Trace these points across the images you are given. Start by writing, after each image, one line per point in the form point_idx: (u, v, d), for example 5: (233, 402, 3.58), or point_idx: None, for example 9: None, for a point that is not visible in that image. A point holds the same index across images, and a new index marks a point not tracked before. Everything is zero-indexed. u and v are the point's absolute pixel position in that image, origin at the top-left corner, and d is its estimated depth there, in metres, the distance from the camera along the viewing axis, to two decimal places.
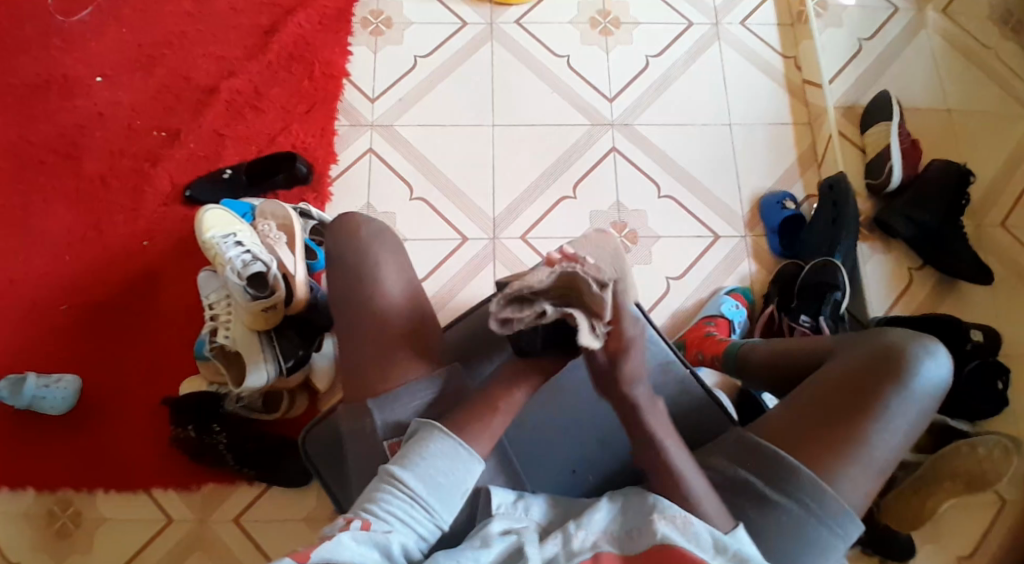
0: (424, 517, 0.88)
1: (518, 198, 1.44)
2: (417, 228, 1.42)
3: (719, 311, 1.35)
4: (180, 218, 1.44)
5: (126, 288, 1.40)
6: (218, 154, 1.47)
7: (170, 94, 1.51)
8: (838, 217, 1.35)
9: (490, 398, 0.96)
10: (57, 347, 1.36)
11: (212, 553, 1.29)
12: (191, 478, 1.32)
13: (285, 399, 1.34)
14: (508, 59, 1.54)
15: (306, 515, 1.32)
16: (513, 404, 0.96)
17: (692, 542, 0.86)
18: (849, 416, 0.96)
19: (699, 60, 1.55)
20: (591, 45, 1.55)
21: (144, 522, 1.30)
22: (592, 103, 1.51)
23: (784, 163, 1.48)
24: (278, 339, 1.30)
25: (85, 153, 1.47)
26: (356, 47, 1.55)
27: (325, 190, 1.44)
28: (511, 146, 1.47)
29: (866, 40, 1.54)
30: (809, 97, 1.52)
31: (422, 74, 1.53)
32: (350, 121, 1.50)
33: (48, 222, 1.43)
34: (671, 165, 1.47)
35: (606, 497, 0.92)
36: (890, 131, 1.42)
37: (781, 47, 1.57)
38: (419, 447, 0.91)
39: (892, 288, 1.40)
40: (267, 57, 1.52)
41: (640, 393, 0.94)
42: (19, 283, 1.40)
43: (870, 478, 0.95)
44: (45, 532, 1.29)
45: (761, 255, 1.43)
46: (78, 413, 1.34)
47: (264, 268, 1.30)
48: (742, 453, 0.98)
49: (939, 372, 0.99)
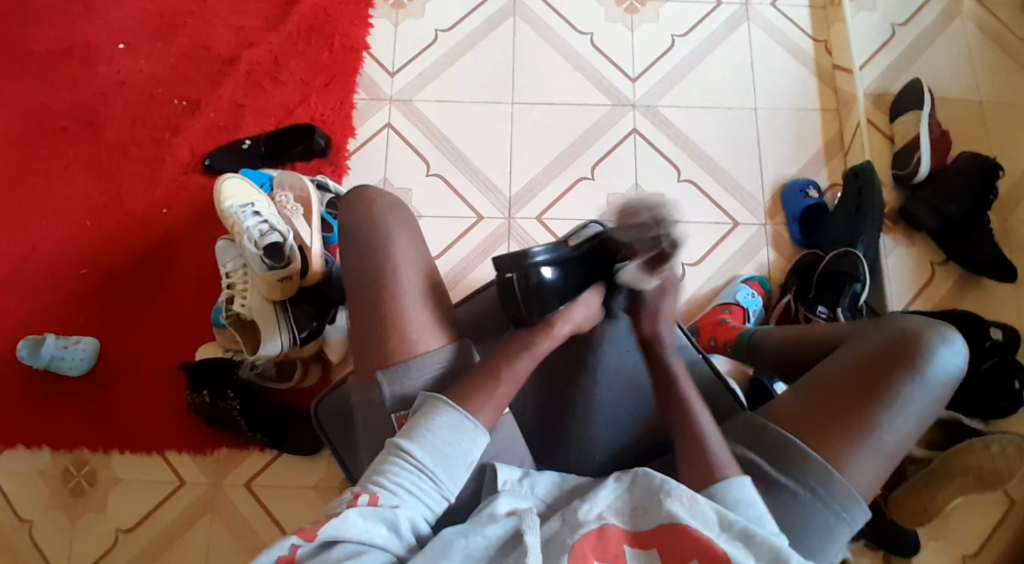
0: (431, 489, 0.89)
1: (535, 176, 1.43)
2: (433, 204, 1.42)
3: (735, 299, 1.33)
4: (198, 187, 1.44)
5: (144, 255, 1.41)
6: (237, 124, 1.47)
7: (192, 62, 1.51)
8: (861, 206, 1.32)
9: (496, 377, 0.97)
10: (76, 312, 1.39)
11: (223, 516, 1.31)
12: (205, 443, 1.34)
13: (297, 368, 1.36)
14: (531, 34, 1.52)
15: (316, 484, 1.33)
16: (516, 373, 0.96)
17: (698, 520, 0.85)
18: (859, 401, 0.95)
19: (725, 42, 1.51)
20: (616, 23, 1.53)
21: (156, 484, 1.33)
22: (613, 83, 1.49)
23: (808, 151, 1.45)
24: (292, 310, 1.31)
25: (107, 121, 1.48)
26: (377, 20, 1.54)
27: (342, 163, 1.44)
28: (530, 123, 1.46)
29: (899, 26, 1.50)
30: (839, 83, 1.48)
31: (443, 49, 1.51)
32: (369, 94, 1.49)
33: (70, 188, 1.45)
34: (692, 149, 1.45)
35: (614, 474, 0.91)
36: (921, 120, 1.38)
37: (811, 30, 1.52)
38: (426, 417, 0.91)
39: (914, 281, 1.37)
40: (287, 28, 1.51)
41: (663, 333, 1.03)
42: (40, 247, 1.42)
43: (880, 464, 0.94)
44: (60, 490, 1.32)
45: (781, 243, 1.41)
46: (94, 376, 1.36)
47: (280, 238, 1.30)
48: (750, 436, 0.98)
49: (956, 360, 0.97)
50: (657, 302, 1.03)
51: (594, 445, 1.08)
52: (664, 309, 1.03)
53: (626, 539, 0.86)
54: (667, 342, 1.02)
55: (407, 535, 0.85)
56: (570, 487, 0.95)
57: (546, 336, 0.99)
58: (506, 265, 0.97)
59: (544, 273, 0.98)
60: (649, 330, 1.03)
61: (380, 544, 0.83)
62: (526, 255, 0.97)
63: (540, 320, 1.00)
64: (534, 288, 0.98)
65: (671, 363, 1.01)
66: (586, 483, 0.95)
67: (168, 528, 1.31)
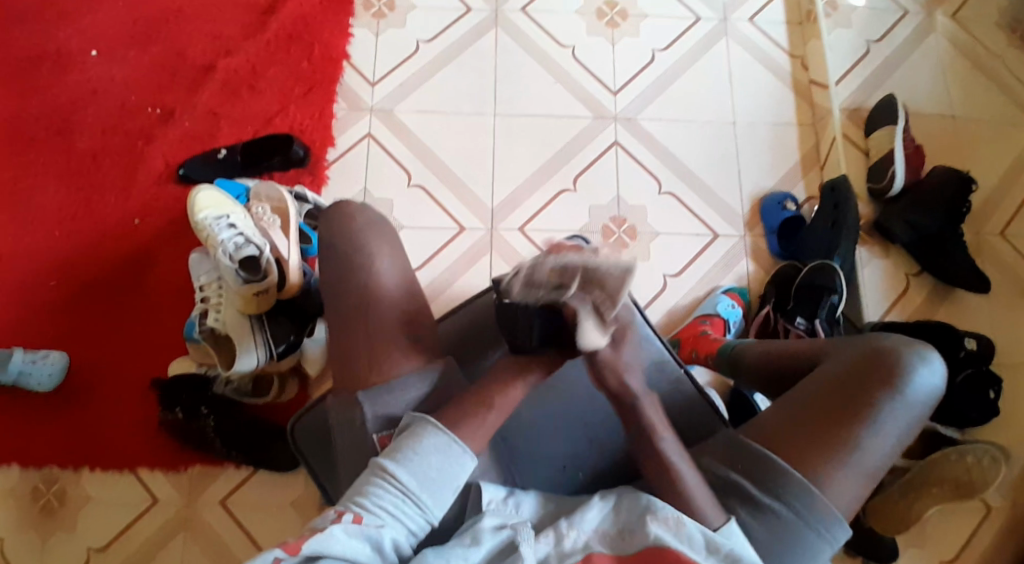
0: (416, 513, 0.87)
1: (517, 188, 1.43)
2: (414, 216, 1.41)
3: (715, 310, 1.34)
4: (172, 198, 1.41)
5: (117, 267, 1.38)
6: (213, 134, 1.44)
7: (167, 70, 1.48)
8: (838, 220, 1.35)
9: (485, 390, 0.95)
10: (45, 325, 1.35)
11: (198, 535, 1.28)
12: (179, 460, 1.31)
13: (275, 383, 1.33)
14: (513, 46, 1.52)
15: (294, 500, 1.31)
16: (508, 401, 0.95)
17: (684, 543, 0.86)
18: (841, 420, 0.96)
19: (705, 56, 1.53)
20: (597, 36, 1.53)
21: (129, 502, 1.29)
22: (595, 95, 1.49)
23: (786, 165, 1.47)
24: (269, 324, 1.29)
25: (79, 129, 1.44)
26: (358, 30, 1.52)
27: (322, 173, 1.42)
28: (512, 135, 1.46)
29: (873, 43, 1.53)
30: (815, 98, 1.50)
31: (424, 60, 1.51)
32: (349, 104, 1.48)
33: (39, 198, 1.41)
34: (673, 161, 1.46)
35: (599, 496, 0.92)
36: (894, 135, 1.41)
37: (789, 46, 1.55)
38: (413, 440, 0.90)
39: (888, 294, 1.39)
40: (266, 37, 1.50)
41: (635, 384, 0.94)
42: (8, 258, 1.38)
43: (861, 483, 0.95)
44: (28, 510, 1.28)
45: (760, 255, 1.42)
46: (64, 391, 1.32)
47: (256, 251, 1.28)
48: (733, 454, 0.98)
49: (933, 379, 0.99)
50: (614, 358, 0.93)
51: (581, 457, 1.07)
52: (624, 362, 0.94)
53: (613, 561, 0.85)
54: (640, 391, 0.95)
55: (391, 554, 0.83)
56: (554, 507, 0.94)
57: (533, 352, 0.97)
58: (501, 289, 0.92)
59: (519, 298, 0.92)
60: (614, 383, 0.94)
61: (363, 562, 0.81)
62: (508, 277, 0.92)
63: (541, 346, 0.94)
64: (532, 313, 0.90)
65: (646, 412, 0.94)
66: (569, 502, 0.95)
67: (139, 548, 1.27)
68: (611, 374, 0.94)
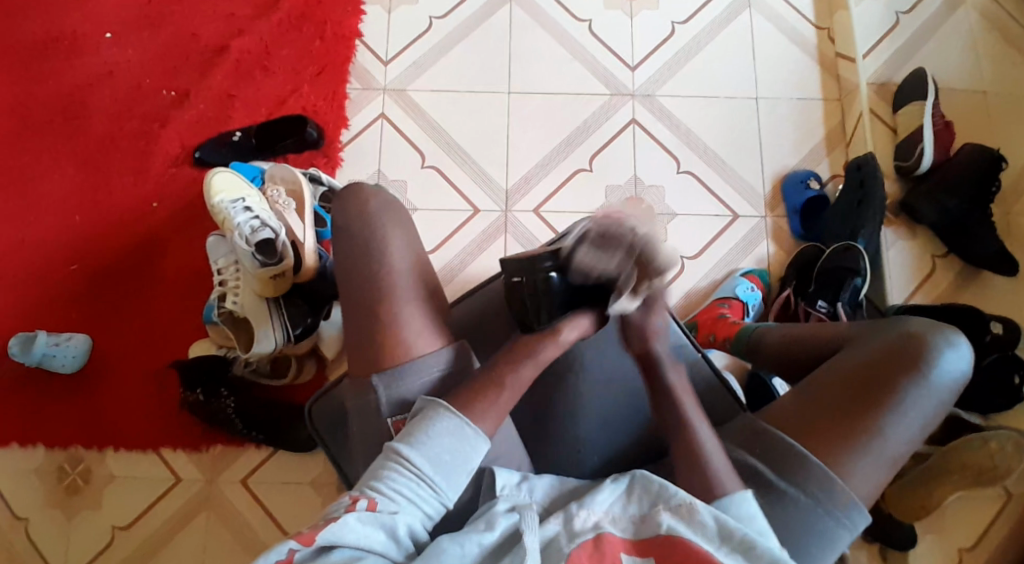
0: (430, 495, 0.88)
1: (532, 169, 1.41)
2: (428, 197, 1.39)
3: (733, 293, 1.32)
4: (188, 181, 1.42)
5: (135, 250, 1.39)
6: (228, 116, 1.44)
7: (180, 51, 1.47)
8: (864, 199, 1.31)
9: (497, 380, 0.95)
10: (67, 309, 1.37)
11: (219, 513, 1.31)
12: (200, 440, 1.33)
13: (292, 366, 1.34)
14: (527, 21, 1.48)
15: (312, 480, 1.33)
16: (519, 382, 0.95)
17: (697, 531, 0.85)
18: (862, 405, 0.94)
19: (727, 29, 1.48)
20: (615, 9, 1.49)
21: (152, 481, 1.32)
22: (612, 71, 1.46)
23: (810, 142, 1.42)
24: (286, 306, 1.29)
25: (94, 111, 1.45)
26: (370, 6, 1.50)
27: (336, 155, 1.41)
28: (527, 114, 1.43)
29: (903, 14, 1.47)
30: (841, 72, 1.45)
31: (437, 37, 1.48)
32: (362, 84, 1.46)
33: (58, 182, 1.42)
34: (691, 139, 1.43)
35: (612, 478, 0.92)
36: (924, 110, 1.35)
37: (815, 17, 1.49)
38: (427, 424, 0.90)
39: (914, 276, 1.36)
40: (278, 15, 1.47)
41: (659, 349, 1.01)
42: (28, 242, 1.39)
43: (882, 469, 0.93)
44: (56, 488, 1.32)
45: (781, 236, 1.39)
46: (86, 373, 1.35)
47: (272, 235, 1.27)
48: (748, 438, 0.98)
49: (959, 364, 0.97)
50: (643, 320, 1.01)
51: (593, 447, 1.07)
52: (653, 327, 1.01)
53: (625, 546, 0.85)
54: (665, 355, 1.01)
55: (405, 541, 0.84)
56: (568, 489, 0.95)
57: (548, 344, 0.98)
58: (517, 267, 0.98)
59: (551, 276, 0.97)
60: (640, 347, 1.02)
61: (378, 550, 0.83)
62: (536, 258, 0.98)
63: (547, 326, 0.99)
64: (542, 292, 0.98)
65: (666, 375, 0.99)
66: (586, 485, 0.95)
67: (164, 526, 1.30)
68: (638, 340, 1.02)
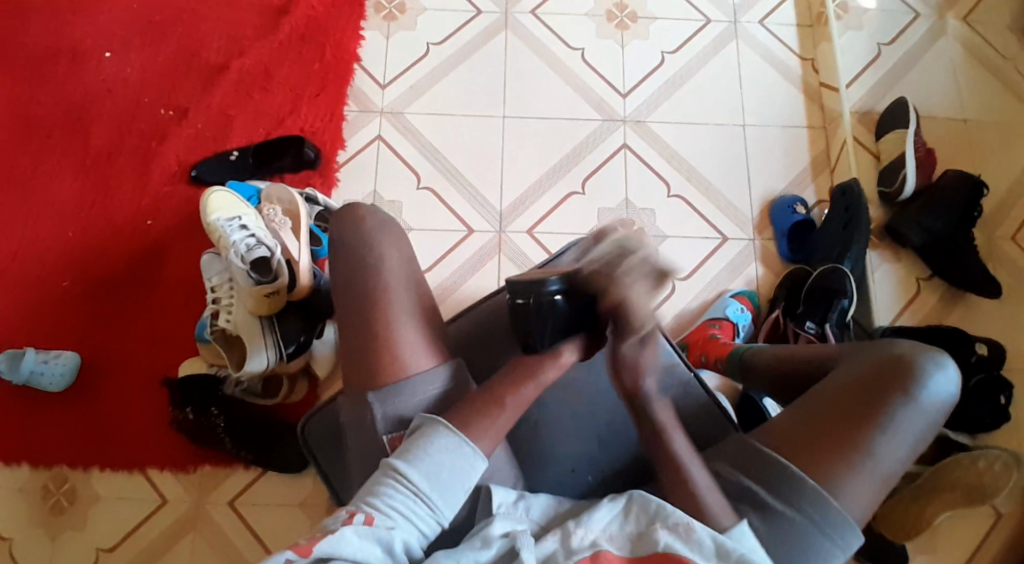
0: (427, 514, 0.87)
1: (527, 191, 1.43)
2: (423, 218, 1.41)
3: (724, 313, 1.34)
4: (183, 198, 1.42)
5: (128, 266, 1.39)
6: (225, 134, 1.45)
7: (179, 71, 1.49)
8: (850, 222, 1.34)
9: (495, 393, 0.95)
10: (57, 324, 1.36)
11: (207, 535, 1.29)
12: (189, 460, 1.32)
13: (285, 384, 1.33)
14: (523, 48, 1.52)
15: (303, 501, 1.31)
16: (519, 395, 0.96)
17: (693, 548, 0.86)
18: (853, 424, 0.95)
19: (716, 57, 1.52)
20: (608, 38, 1.53)
21: (139, 501, 1.30)
22: (605, 97, 1.49)
23: (797, 168, 1.46)
24: (280, 325, 1.29)
25: (90, 129, 1.45)
26: (368, 32, 1.53)
27: (332, 175, 1.43)
28: (522, 137, 1.46)
29: (885, 46, 1.53)
30: (826, 101, 1.50)
31: (434, 62, 1.51)
32: (359, 106, 1.48)
33: (51, 197, 1.42)
34: (682, 163, 1.46)
35: (610, 497, 0.91)
36: (906, 139, 1.40)
37: (800, 48, 1.54)
38: (424, 441, 0.90)
39: (899, 298, 1.39)
40: (277, 38, 1.50)
41: (648, 385, 0.97)
42: (20, 257, 1.39)
43: (874, 488, 0.94)
44: (39, 508, 1.29)
45: (770, 259, 1.41)
46: (75, 390, 1.33)
47: (268, 253, 1.28)
48: (743, 458, 0.98)
49: (948, 385, 0.98)
50: (636, 356, 0.97)
51: (590, 459, 1.07)
52: (646, 362, 0.97)
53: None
54: (652, 391, 0.98)
55: (402, 556, 0.83)
56: (564, 509, 0.94)
57: (547, 361, 0.98)
58: (523, 290, 0.98)
59: (555, 300, 0.96)
60: (631, 384, 0.98)
61: None
62: (541, 281, 0.97)
63: (549, 347, 0.99)
64: (547, 314, 0.97)
65: (657, 414, 0.97)
66: (582, 504, 0.95)
67: (150, 548, 1.28)
68: (630, 376, 0.98)
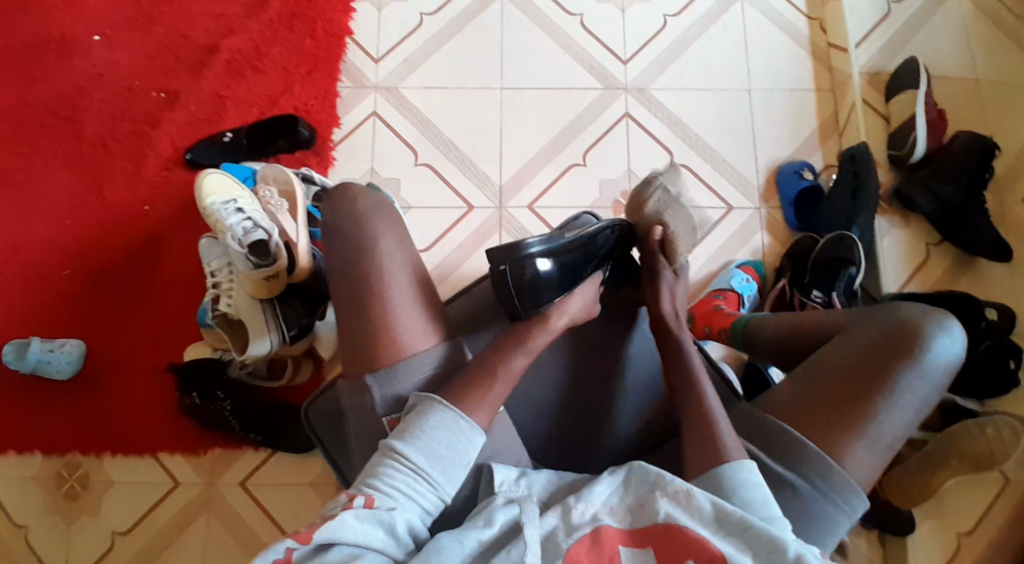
0: (427, 490, 0.87)
1: (527, 164, 1.40)
2: (422, 195, 1.39)
3: (730, 285, 1.32)
4: (180, 182, 1.41)
5: (128, 254, 1.38)
6: (218, 116, 1.43)
7: (169, 53, 1.46)
8: (858, 188, 1.31)
9: (489, 363, 0.94)
10: (61, 315, 1.36)
11: (219, 516, 1.30)
12: (198, 443, 1.33)
13: (288, 367, 1.33)
14: (520, 17, 1.48)
15: (312, 481, 1.33)
16: (512, 370, 0.95)
17: (693, 516, 0.85)
18: (857, 391, 0.94)
19: (720, 22, 1.48)
20: (607, 3, 1.48)
21: (151, 485, 1.32)
22: (605, 66, 1.45)
23: (803, 134, 1.42)
24: (281, 308, 1.28)
25: (83, 115, 1.43)
26: (360, 5, 1.49)
27: (328, 154, 1.40)
28: (521, 110, 1.43)
29: (895, 3, 1.47)
30: (833, 62, 1.45)
31: (428, 34, 1.47)
32: (353, 82, 1.45)
33: (47, 188, 1.41)
34: (685, 131, 1.42)
35: (609, 469, 0.90)
36: (917, 100, 1.35)
37: (807, 8, 1.49)
38: (419, 419, 0.90)
39: (907, 263, 1.36)
40: (267, 15, 1.47)
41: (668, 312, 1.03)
42: (20, 248, 1.38)
43: (879, 454, 0.93)
44: (54, 495, 1.31)
45: (776, 227, 1.39)
46: (82, 379, 1.34)
47: (265, 235, 1.27)
48: (747, 427, 0.98)
49: (954, 349, 0.97)
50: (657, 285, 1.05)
51: None
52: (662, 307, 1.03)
53: (623, 538, 0.84)
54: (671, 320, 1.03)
55: (404, 538, 0.84)
56: (567, 483, 0.94)
57: (538, 330, 0.97)
58: (499, 256, 0.95)
59: (539, 264, 0.96)
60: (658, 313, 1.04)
61: (378, 546, 0.82)
62: (519, 246, 0.96)
63: (537, 311, 0.98)
64: (530, 278, 0.96)
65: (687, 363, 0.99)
66: (584, 479, 0.94)
67: (164, 530, 1.30)
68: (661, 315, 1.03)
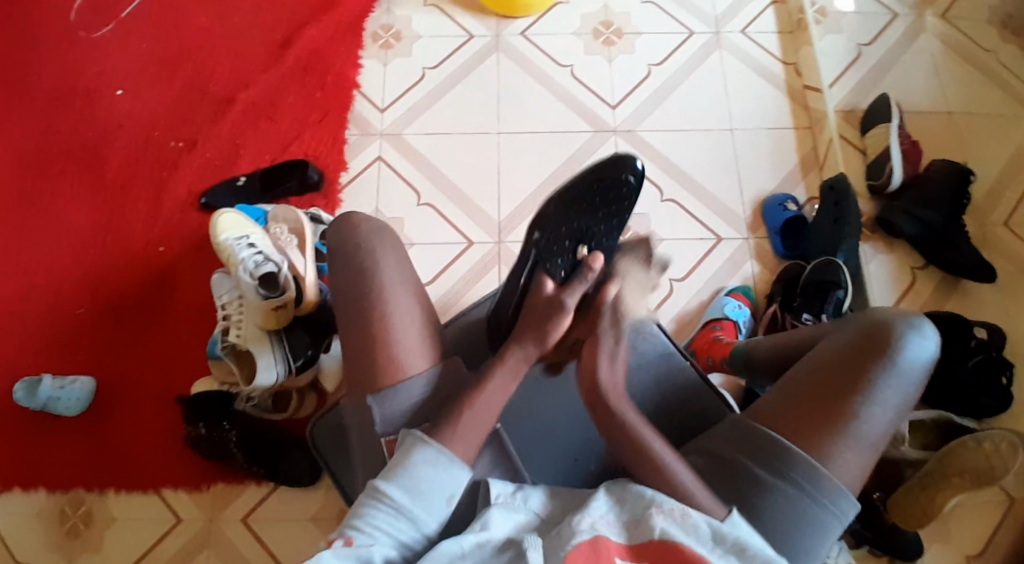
0: (410, 528, 0.83)
1: (523, 203, 1.47)
2: (424, 233, 1.45)
3: (723, 313, 1.35)
4: (193, 225, 1.48)
5: (140, 292, 1.44)
6: (232, 163, 1.52)
7: (187, 105, 1.56)
8: (840, 215, 1.37)
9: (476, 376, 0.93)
10: (73, 350, 1.40)
11: (220, 552, 1.30)
12: (202, 478, 1.34)
13: (294, 398, 1.36)
14: (515, 68, 1.58)
15: (314, 515, 1.33)
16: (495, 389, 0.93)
17: (691, 536, 0.81)
18: (839, 395, 0.94)
19: (702, 68, 1.58)
20: (595, 55, 1.59)
21: (155, 521, 1.32)
22: (593, 109, 1.55)
23: (786, 168, 1.49)
24: (288, 339, 1.31)
25: (104, 163, 1.52)
26: (367, 61, 1.60)
27: (335, 196, 1.48)
28: (516, 150, 1.51)
29: (865, 46, 1.58)
30: (810, 102, 1.54)
31: (431, 84, 1.57)
32: (360, 129, 1.54)
33: (66, 232, 1.48)
34: (673, 168, 1.50)
35: (605, 488, 0.87)
36: (890, 132, 1.43)
37: (782, 54, 1.59)
38: (404, 457, 0.87)
39: (897, 286, 1.40)
40: (279, 70, 1.57)
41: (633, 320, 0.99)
42: (36, 288, 1.44)
43: (865, 454, 0.93)
44: (58, 532, 1.32)
45: (764, 255, 1.44)
46: (89, 413, 1.37)
47: (275, 268, 1.32)
48: (736, 436, 0.96)
49: (929, 348, 0.97)
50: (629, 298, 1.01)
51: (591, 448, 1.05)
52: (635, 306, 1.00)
53: (622, 550, 0.80)
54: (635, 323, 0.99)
55: None
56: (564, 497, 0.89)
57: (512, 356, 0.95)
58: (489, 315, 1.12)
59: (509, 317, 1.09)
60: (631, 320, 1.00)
61: None
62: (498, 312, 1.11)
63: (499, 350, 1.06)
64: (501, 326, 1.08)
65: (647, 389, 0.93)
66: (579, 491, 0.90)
67: None
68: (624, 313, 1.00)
